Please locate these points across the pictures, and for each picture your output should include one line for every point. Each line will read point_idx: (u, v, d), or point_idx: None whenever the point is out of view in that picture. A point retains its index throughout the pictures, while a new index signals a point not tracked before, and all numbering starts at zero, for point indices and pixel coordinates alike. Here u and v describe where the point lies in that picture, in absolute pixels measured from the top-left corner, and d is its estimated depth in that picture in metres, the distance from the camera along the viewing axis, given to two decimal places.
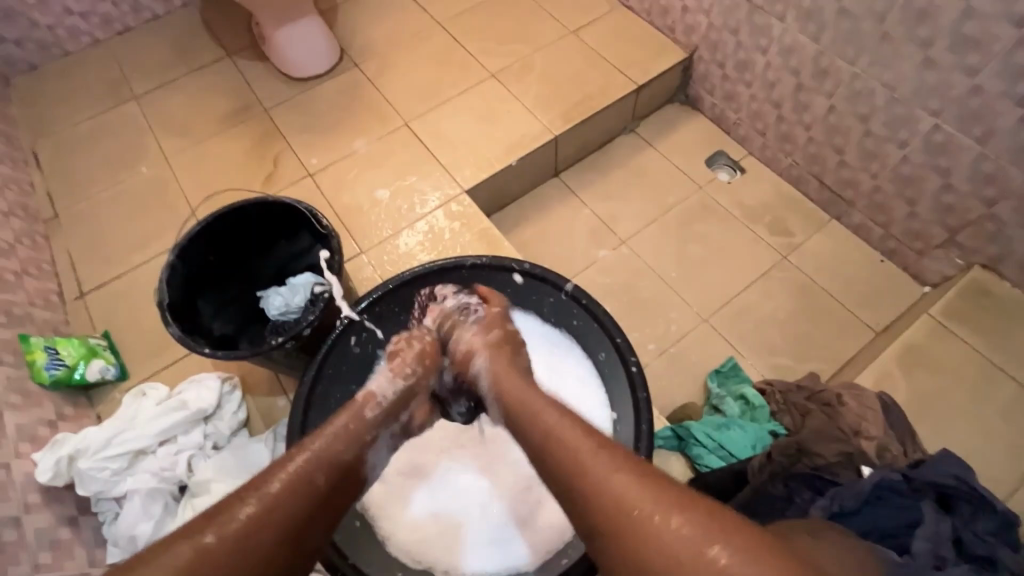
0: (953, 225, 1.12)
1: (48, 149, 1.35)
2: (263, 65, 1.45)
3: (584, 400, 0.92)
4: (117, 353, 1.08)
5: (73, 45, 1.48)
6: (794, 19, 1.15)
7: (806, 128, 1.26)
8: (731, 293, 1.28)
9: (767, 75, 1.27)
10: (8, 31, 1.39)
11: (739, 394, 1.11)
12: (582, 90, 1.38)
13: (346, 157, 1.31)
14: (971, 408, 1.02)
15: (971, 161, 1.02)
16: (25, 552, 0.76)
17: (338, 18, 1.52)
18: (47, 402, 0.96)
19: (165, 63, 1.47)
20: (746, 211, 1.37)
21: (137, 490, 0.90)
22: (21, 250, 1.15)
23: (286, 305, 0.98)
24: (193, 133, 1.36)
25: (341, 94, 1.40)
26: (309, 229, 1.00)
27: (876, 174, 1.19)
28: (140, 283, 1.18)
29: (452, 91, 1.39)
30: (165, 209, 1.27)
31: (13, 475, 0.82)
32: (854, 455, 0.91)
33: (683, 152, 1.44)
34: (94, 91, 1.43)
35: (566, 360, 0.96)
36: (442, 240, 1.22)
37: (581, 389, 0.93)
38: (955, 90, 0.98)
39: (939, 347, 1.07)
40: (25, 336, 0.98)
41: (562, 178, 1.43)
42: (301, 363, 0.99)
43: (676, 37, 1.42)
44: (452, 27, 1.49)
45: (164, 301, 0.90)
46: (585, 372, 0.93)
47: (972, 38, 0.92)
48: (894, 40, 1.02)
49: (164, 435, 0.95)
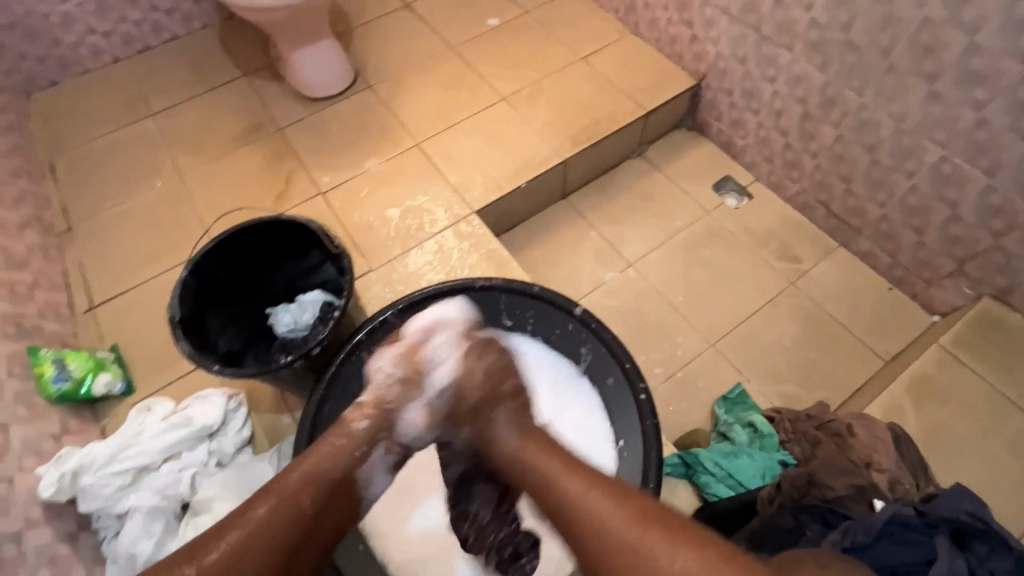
0: (962, 255, 1.12)
1: (65, 163, 1.37)
2: (278, 85, 1.48)
3: (588, 432, 0.92)
4: (124, 367, 1.09)
5: (94, 63, 1.52)
6: (801, 51, 1.17)
7: (813, 156, 1.27)
8: (738, 319, 1.27)
9: (774, 104, 1.29)
10: (32, 49, 1.43)
11: (748, 421, 1.09)
12: (591, 115, 1.40)
13: (357, 176, 1.33)
14: (983, 441, 1.01)
15: (978, 193, 1.03)
16: (24, 569, 0.75)
17: (353, 40, 1.55)
18: (52, 415, 0.96)
19: (183, 81, 1.50)
20: (753, 237, 1.37)
21: (139, 507, 0.89)
22: (34, 262, 1.16)
23: (295, 323, 0.99)
24: (208, 150, 1.38)
25: (354, 115, 1.42)
26: (320, 247, 1.01)
27: (884, 203, 1.20)
28: (149, 297, 1.19)
29: (462, 114, 1.42)
30: (178, 224, 1.28)
31: (15, 490, 0.81)
32: (865, 488, 0.89)
33: (691, 177, 1.46)
34: (113, 108, 1.46)
35: (570, 389, 0.95)
36: (450, 259, 1.23)
37: (590, 422, 0.92)
38: (961, 123, 0.99)
39: (949, 378, 1.06)
40: (34, 349, 0.98)
41: (570, 200, 1.45)
42: (307, 382, 0.99)
43: (684, 64, 1.45)
44: (463, 51, 1.52)
45: (175, 317, 0.90)
46: (591, 405, 0.93)
47: (977, 73, 0.93)
48: (900, 73, 1.03)
49: (169, 452, 0.95)
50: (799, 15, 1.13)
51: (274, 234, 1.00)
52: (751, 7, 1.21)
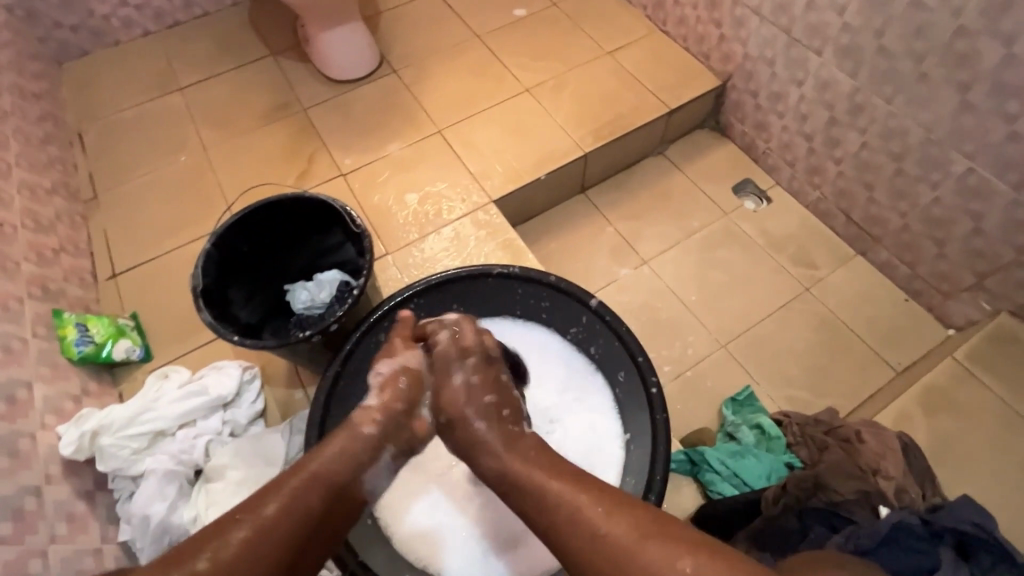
0: (982, 270, 1.11)
1: (94, 132, 1.40)
2: (305, 66, 1.49)
3: (599, 430, 0.92)
4: (143, 334, 1.12)
5: (124, 35, 1.54)
6: (831, 55, 1.15)
7: (836, 163, 1.27)
8: (750, 322, 1.27)
9: (800, 107, 1.28)
10: (66, 18, 1.45)
11: (756, 424, 1.09)
12: (615, 110, 1.40)
13: (379, 159, 1.34)
14: (993, 457, 1.00)
15: (1005, 207, 1.01)
16: (42, 522, 0.77)
17: (380, 24, 1.56)
18: (74, 377, 0.98)
19: (211, 58, 1.51)
20: (771, 240, 1.36)
21: (154, 471, 0.91)
22: (60, 227, 1.18)
23: (312, 300, 1.01)
24: (233, 126, 1.40)
25: (378, 99, 1.43)
26: (341, 226, 1.02)
27: (906, 213, 1.19)
28: (170, 267, 1.21)
29: (487, 102, 1.42)
30: (201, 198, 1.30)
31: (37, 446, 0.83)
32: (872, 494, 0.90)
33: (710, 178, 1.45)
34: (140, 80, 1.48)
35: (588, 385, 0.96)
36: (467, 246, 1.24)
37: (598, 425, 0.93)
38: (992, 135, 0.98)
39: (962, 392, 1.05)
40: (58, 311, 1.01)
41: (588, 195, 1.45)
42: (323, 358, 1.01)
43: (711, 64, 1.44)
44: (489, 41, 1.52)
45: (198, 288, 0.92)
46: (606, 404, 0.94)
47: (1012, 86, 0.92)
48: (932, 82, 1.02)
49: (185, 419, 0.97)
50: (832, 19, 1.12)
51: (297, 211, 1.01)
52: (783, 8, 1.20)
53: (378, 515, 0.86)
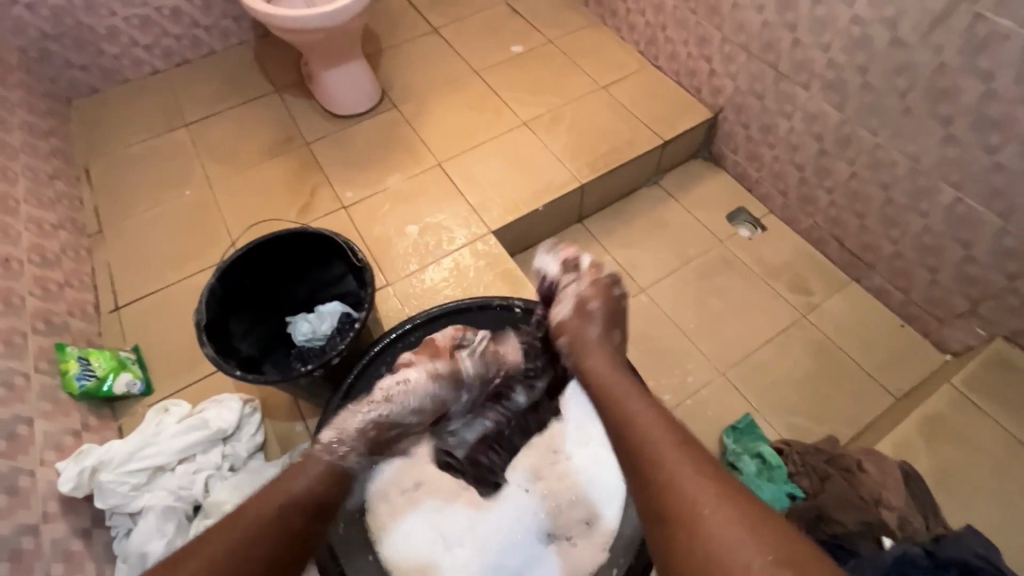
0: (975, 296, 1.12)
1: (100, 167, 1.43)
2: (308, 102, 1.53)
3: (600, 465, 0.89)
4: (144, 367, 1.12)
5: (133, 73, 1.59)
6: (818, 89, 1.20)
7: (827, 192, 1.30)
8: (749, 349, 1.28)
9: (790, 139, 1.31)
10: (78, 58, 1.49)
11: (756, 452, 1.09)
12: (610, 142, 1.43)
13: (381, 192, 1.37)
14: (996, 485, 1.00)
15: (993, 235, 1.04)
16: (39, 561, 0.77)
17: (382, 61, 1.61)
18: (74, 412, 0.98)
19: (217, 94, 1.56)
20: (767, 267, 1.38)
21: (153, 507, 0.91)
22: (66, 262, 1.20)
23: (313, 332, 1.03)
24: (239, 160, 1.43)
25: (379, 132, 1.47)
26: (343, 258, 1.05)
27: (897, 241, 1.21)
28: (173, 300, 1.22)
29: (485, 135, 1.46)
30: (206, 230, 1.32)
31: (36, 482, 0.84)
32: (874, 525, 0.92)
33: (706, 207, 1.48)
34: (149, 116, 1.52)
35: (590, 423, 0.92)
36: (466, 277, 1.25)
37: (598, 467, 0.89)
38: (976, 166, 1.01)
39: (962, 420, 1.06)
40: (62, 345, 1.02)
41: (585, 224, 1.47)
42: (322, 391, 1.01)
43: (703, 97, 1.48)
44: (487, 76, 1.57)
45: (201, 322, 0.93)
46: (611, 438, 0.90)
47: (992, 120, 0.96)
48: (916, 115, 1.05)
49: (185, 453, 0.97)
50: (817, 55, 1.16)
51: (301, 245, 1.04)
52: (770, 45, 1.25)
53: (380, 551, 0.85)
